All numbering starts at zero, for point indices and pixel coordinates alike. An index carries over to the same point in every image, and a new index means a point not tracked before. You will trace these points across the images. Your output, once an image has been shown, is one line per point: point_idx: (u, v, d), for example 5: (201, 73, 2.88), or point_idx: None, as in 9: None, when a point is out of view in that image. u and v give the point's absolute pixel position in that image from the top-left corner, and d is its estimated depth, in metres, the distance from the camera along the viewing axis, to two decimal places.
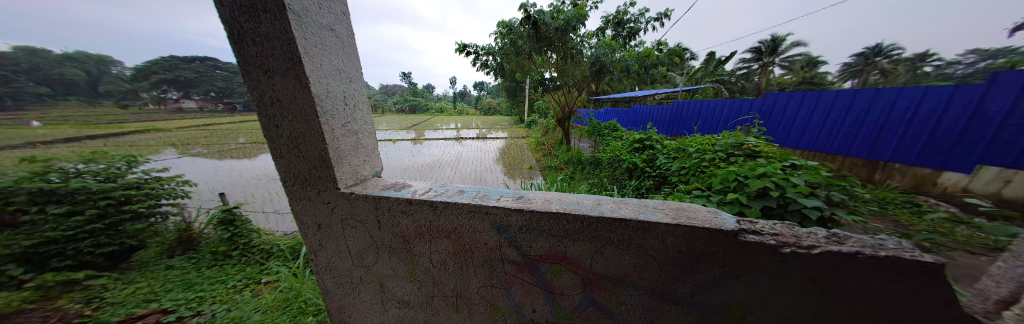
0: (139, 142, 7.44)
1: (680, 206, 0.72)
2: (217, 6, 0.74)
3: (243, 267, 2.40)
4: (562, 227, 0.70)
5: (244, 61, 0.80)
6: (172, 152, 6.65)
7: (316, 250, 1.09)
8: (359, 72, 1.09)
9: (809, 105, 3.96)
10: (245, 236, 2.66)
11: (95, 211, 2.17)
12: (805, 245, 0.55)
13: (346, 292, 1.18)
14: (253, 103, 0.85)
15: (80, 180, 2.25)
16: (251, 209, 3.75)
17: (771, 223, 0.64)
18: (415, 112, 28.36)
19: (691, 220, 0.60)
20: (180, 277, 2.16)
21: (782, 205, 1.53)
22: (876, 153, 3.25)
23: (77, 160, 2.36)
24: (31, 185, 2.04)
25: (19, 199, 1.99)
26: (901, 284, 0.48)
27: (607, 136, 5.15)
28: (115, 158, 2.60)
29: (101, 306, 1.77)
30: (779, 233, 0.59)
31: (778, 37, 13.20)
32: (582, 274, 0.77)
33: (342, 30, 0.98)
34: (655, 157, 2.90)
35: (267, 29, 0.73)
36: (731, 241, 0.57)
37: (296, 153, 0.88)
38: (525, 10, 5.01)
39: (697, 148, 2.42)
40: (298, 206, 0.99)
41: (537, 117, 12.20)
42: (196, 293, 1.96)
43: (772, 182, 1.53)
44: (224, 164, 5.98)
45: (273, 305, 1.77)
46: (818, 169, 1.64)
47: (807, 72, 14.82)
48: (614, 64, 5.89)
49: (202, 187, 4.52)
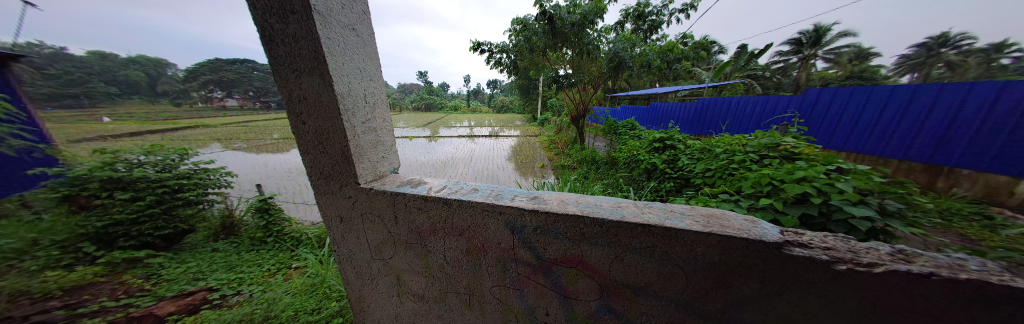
0: (188, 137, 8.34)
1: (711, 211, 0.66)
2: (252, 9, 0.80)
3: (276, 252, 2.60)
4: (579, 230, 0.67)
5: (276, 61, 0.85)
6: (216, 147, 7.41)
7: (338, 242, 1.15)
8: (379, 70, 1.11)
9: (858, 100, 3.54)
10: (278, 224, 2.87)
11: (154, 198, 2.44)
12: (863, 263, 0.47)
13: (367, 283, 1.23)
14: (283, 102, 0.90)
15: (142, 169, 2.54)
16: (283, 199, 4.06)
17: (820, 235, 0.57)
18: (430, 110, 29.13)
19: (725, 228, 0.54)
20: (223, 259, 2.38)
21: (824, 213, 1.37)
22: (940, 156, 2.87)
23: (139, 152, 2.64)
24: (101, 174, 2.33)
25: (92, 186, 2.30)
26: (988, 314, 0.40)
27: (623, 136, 4.96)
28: (170, 151, 2.87)
29: (158, 281, 2.01)
30: (831, 247, 0.52)
31: (822, 26, 11.90)
32: (599, 280, 0.74)
33: (364, 29, 1.00)
34: (677, 158, 2.74)
35: (295, 29, 0.77)
36: (772, 253, 0.50)
37: (321, 149, 0.92)
38: (541, 5, 4.87)
39: (725, 148, 2.24)
40: (323, 199, 1.04)
41: (551, 115, 12.04)
42: (236, 274, 2.18)
43: (813, 187, 1.38)
44: (260, 157, 6.54)
45: (301, 288, 1.90)
46: (868, 173, 1.44)
47: (856, 66, 13.23)
48: (634, 59, 5.63)
49: (242, 178, 4.97)
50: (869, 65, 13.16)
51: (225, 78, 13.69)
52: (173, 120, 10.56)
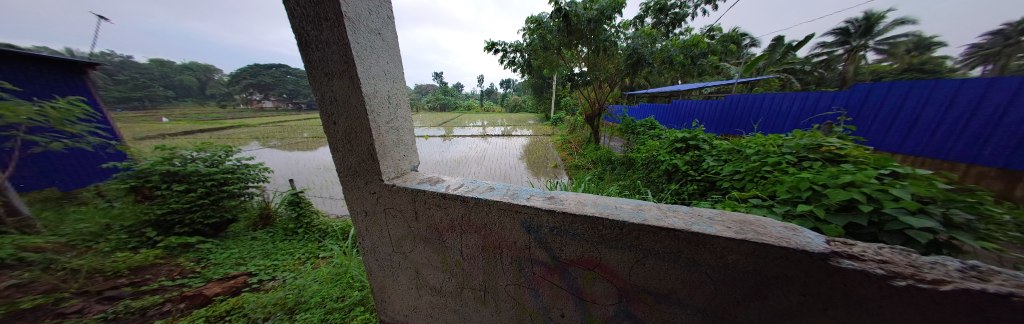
0: (231, 136, 9.20)
1: (745, 217, 0.62)
2: (292, 19, 0.86)
3: (306, 242, 2.80)
4: (598, 232, 0.66)
5: (311, 65, 0.92)
6: (255, 144, 8.13)
7: (363, 234, 1.21)
8: (402, 72, 1.15)
9: (917, 97, 3.12)
10: (308, 217, 3.10)
11: (203, 190, 2.72)
12: (928, 279, 0.42)
13: (388, 274, 1.29)
14: (317, 103, 0.97)
15: (194, 164, 2.84)
16: (312, 193, 4.37)
17: (875, 248, 0.51)
18: (445, 110, 29.78)
19: (761, 236, 0.51)
20: (260, 247, 2.61)
21: (874, 223, 1.23)
22: (1018, 161, 2.47)
23: (192, 148, 2.95)
24: (162, 168, 2.64)
25: (155, 178, 2.61)
26: None
27: (641, 135, 4.78)
28: (217, 148, 3.18)
29: (207, 265, 2.24)
30: (888, 261, 0.47)
31: (875, 14, 10.65)
32: (618, 284, 0.72)
33: (388, 33, 1.05)
34: (702, 159, 2.59)
35: (328, 35, 0.82)
36: (816, 265, 0.46)
37: (349, 147, 0.97)
38: (556, 2, 4.80)
39: (757, 149, 2.08)
40: (350, 194, 1.11)
41: (565, 114, 11.83)
42: (272, 261, 2.38)
43: (861, 194, 1.24)
44: (292, 155, 7.07)
45: (328, 277, 2.03)
46: (931, 179, 1.27)
47: (917, 57, 11.70)
48: (654, 55, 5.42)
49: (277, 174, 5.42)
50: (933, 56, 11.57)
51: (263, 81, 15.82)
52: (220, 120, 11.74)
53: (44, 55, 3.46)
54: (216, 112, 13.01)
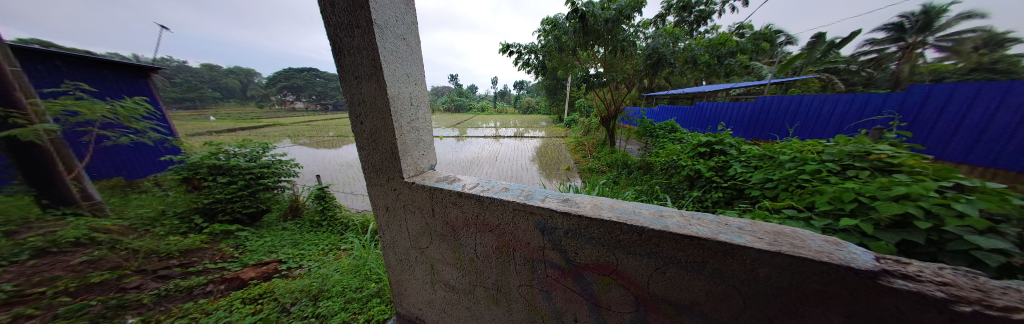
0: (265, 134, 9.99)
1: (778, 228, 0.58)
2: (327, 26, 0.93)
3: (329, 234, 2.98)
4: (615, 236, 0.64)
5: (343, 69, 0.98)
6: (286, 142, 8.77)
7: (383, 229, 1.27)
8: (423, 74, 1.19)
9: (989, 99, 2.73)
10: (332, 210, 3.30)
11: (243, 182, 2.98)
12: (998, 306, 0.37)
13: (405, 268, 1.34)
14: (347, 104, 1.03)
15: (236, 159, 3.12)
16: (336, 189, 4.65)
17: (934, 267, 0.46)
18: (459, 111, 30.36)
19: (799, 249, 0.47)
20: (289, 237, 2.81)
21: (934, 242, 1.08)
22: None
23: (234, 144, 3.24)
24: (209, 161, 2.94)
25: (203, 170, 2.91)
26: None
27: (659, 139, 4.58)
28: (255, 144, 3.47)
29: (243, 251, 2.46)
30: (951, 283, 0.41)
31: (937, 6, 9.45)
32: (634, 292, 0.71)
33: (412, 38, 1.09)
34: (728, 165, 2.44)
35: (359, 41, 0.88)
36: (862, 283, 0.42)
37: (374, 146, 1.03)
38: (573, 2, 4.73)
39: (793, 155, 1.92)
40: (373, 189, 1.17)
41: (579, 116, 11.60)
42: (299, 250, 2.56)
43: (918, 207, 1.10)
44: (318, 152, 7.55)
45: (348, 268, 2.15)
46: (1005, 193, 1.11)
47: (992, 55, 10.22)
48: (676, 55, 5.18)
49: (305, 169, 5.83)
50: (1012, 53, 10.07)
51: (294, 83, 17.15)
52: (257, 119, 12.83)
53: (117, 61, 4.00)
54: (253, 111, 14.21)
